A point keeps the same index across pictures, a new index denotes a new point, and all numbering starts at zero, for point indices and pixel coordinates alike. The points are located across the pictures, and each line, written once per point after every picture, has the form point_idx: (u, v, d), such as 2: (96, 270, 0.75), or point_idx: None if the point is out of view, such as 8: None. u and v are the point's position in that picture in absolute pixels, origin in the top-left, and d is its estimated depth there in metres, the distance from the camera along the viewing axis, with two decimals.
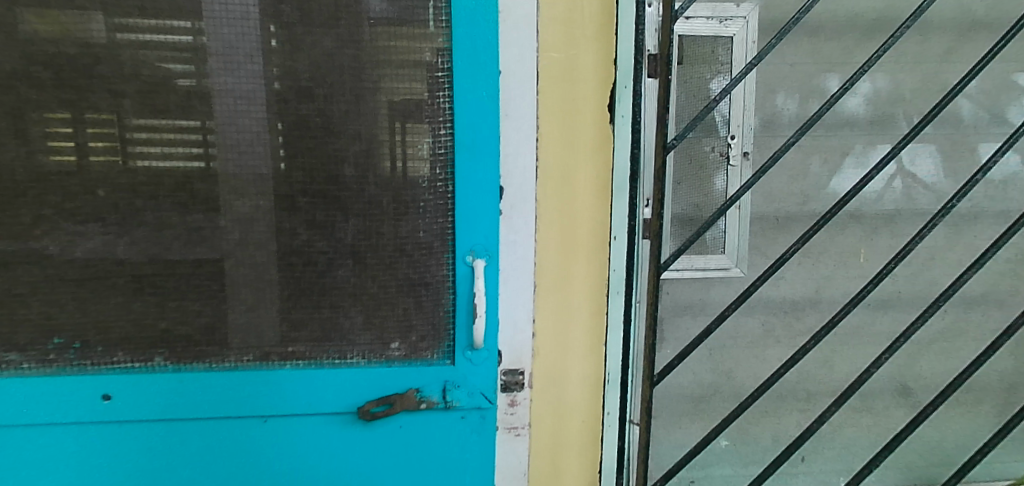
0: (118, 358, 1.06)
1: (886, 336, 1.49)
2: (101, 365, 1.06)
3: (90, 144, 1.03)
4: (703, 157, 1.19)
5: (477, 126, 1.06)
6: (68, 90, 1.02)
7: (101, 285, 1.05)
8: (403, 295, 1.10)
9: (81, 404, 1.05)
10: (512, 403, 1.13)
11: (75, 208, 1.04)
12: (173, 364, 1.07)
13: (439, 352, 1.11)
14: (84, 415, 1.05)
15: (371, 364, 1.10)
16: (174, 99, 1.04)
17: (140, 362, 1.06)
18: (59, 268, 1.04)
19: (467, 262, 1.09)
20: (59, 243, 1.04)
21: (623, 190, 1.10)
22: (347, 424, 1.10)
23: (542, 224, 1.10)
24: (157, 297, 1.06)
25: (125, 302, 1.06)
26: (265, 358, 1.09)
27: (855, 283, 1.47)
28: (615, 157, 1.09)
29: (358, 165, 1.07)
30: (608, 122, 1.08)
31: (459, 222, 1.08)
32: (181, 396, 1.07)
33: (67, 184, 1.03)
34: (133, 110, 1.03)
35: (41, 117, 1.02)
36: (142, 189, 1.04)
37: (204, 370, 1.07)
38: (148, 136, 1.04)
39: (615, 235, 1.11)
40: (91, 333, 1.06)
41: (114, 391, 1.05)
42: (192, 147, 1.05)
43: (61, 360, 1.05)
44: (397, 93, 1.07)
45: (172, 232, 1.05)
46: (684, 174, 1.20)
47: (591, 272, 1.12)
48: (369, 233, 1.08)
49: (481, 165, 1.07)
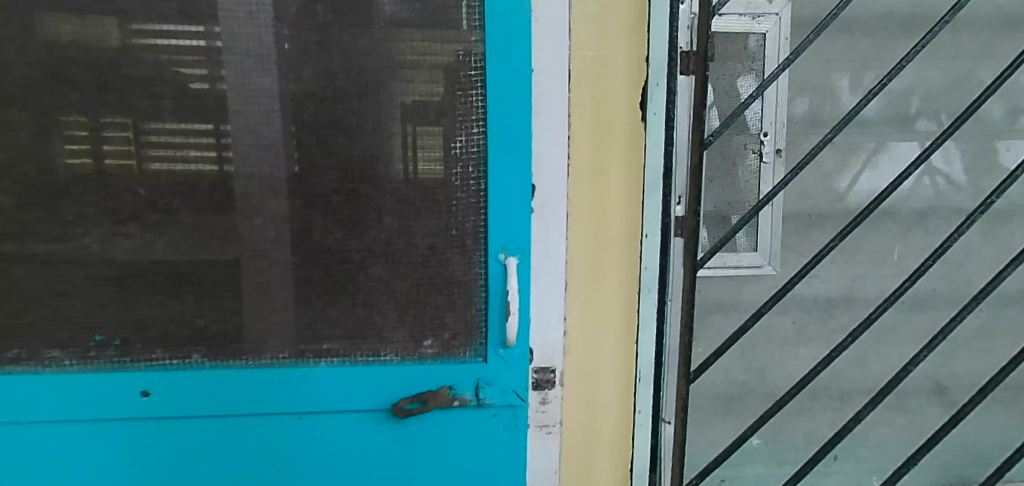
0: (157, 355, 1.08)
1: (921, 334, 1.48)
2: (139, 361, 1.08)
3: (105, 148, 1.05)
4: (737, 154, 1.19)
5: (510, 124, 1.07)
6: (107, 92, 1.04)
7: (141, 283, 1.07)
8: (437, 292, 1.10)
9: (121, 400, 1.07)
10: (544, 401, 1.13)
11: (115, 208, 1.06)
12: (210, 361, 1.09)
13: (472, 350, 1.11)
14: (124, 411, 1.07)
15: (405, 362, 1.10)
16: (212, 99, 1.05)
17: (178, 359, 1.08)
18: (100, 266, 1.06)
19: (500, 260, 1.09)
20: (101, 242, 1.06)
21: (656, 187, 1.10)
22: (381, 421, 1.10)
23: (574, 222, 1.10)
24: (194, 295, 1.08)
25: (164, 300, 1.07)
26: (300, 356, 1.10)
27: (890, 280, 1.46)
28: (648, 155, 1.09)
29: (392, 163, 1.08)
30: (640, 120, 1.09)
31: (492, 220, 1.08)
32: (218, 392, 1.08)
33: (107, 183, 1.05)
34: (169, 111, 1.05)
35: (63, 120, 1.04)
36: (180, 188, 1.06)
37: (240, 367, 1.09)
38: (165, 140, 1.05)
39: (647, 233, 1.11)
40: (131, 330, 1.07)
41: (153, 387, 1.07)
42: (232, 146, 1.06)
43: (102, 357, 1.07)
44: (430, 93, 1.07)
45: (210, 231, 1.07)
46: (716, 171, 1.19)
47: (622, 269, 1.12)
48: (403, 232, 1.09)
49: (513, 164, 1.07)
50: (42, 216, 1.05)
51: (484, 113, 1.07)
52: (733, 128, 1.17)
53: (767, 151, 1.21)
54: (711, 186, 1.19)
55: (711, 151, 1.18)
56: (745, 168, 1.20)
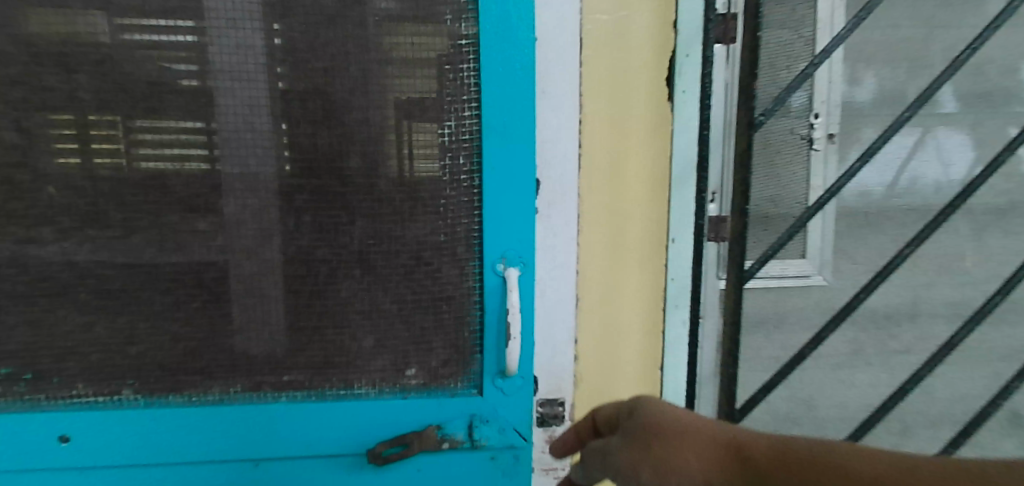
0: (79, 391, 0.89)
1: (998, 355, 1.30)
2: (59, 398, 0.89)
3: (94, 146, 0.86)
4: (786, 139, 1.02)
5: (509, 104, 0.87)
6: (11, 65, 0.84)
7: (60, 303, 0.88)
8: (421, 311, 0.91)
9: (34, 447, 0.87)
10: (550, 440, 0.95)
11: (26, 210, 0.86)
12: (144, 398, 0.90)
13: (464, 380, 0.93)
14: (38, 460, 0.88)
15: (383, 395, 0.91)
16: (142, 74, 0.85)
17: (105, 396, 0.89)
18: (8, 282, 0.87)
19: (498, 271, 0.90)
20: (8, 252, 0.86)
21: (685, 181, 0.92)
22: (355, 467, 0.91)
23: (586, 223, 0.92)
24: (130, 314, 0.89)
25: (89, 323, 0.88)
26: (257, 389, 0.91)
27: (959, 292, 1.26)
28: (676, 142, 0.92)
29: (365, 154, 0.88)
30: (666, 99, 0.91)
31: (488, 223, 0.89)
32: (153, 437, 0.89)
33: (15, 179, 0.86)
34: (174, 96, 0.86)
35: (51, 115, 0.85)
36: (105, 185, 0.87)
37: (182, 404, 0.90)
38: (163, 138, 0.87)
39: (673, 237, 0.94)
40: (48, 360, 0.88)
41: (73, 431, 0.88)
42: (168, 133, 0.86)
43: (9, 395, 0.88)
44: (427, 83, 0.88)
45: (144, 237, 0.88)
46: (761, 160, 1.02)
47: (645, 280, 0.94)
48: (380, 237, 0.90)
49: (515, 155, 0.88)
50: None
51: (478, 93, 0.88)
52: (780, 112, 1.00)
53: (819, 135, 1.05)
54: (755, 179, 1.01)
55: (758, 139, 1.01)
56: (795, 157, 1.03)
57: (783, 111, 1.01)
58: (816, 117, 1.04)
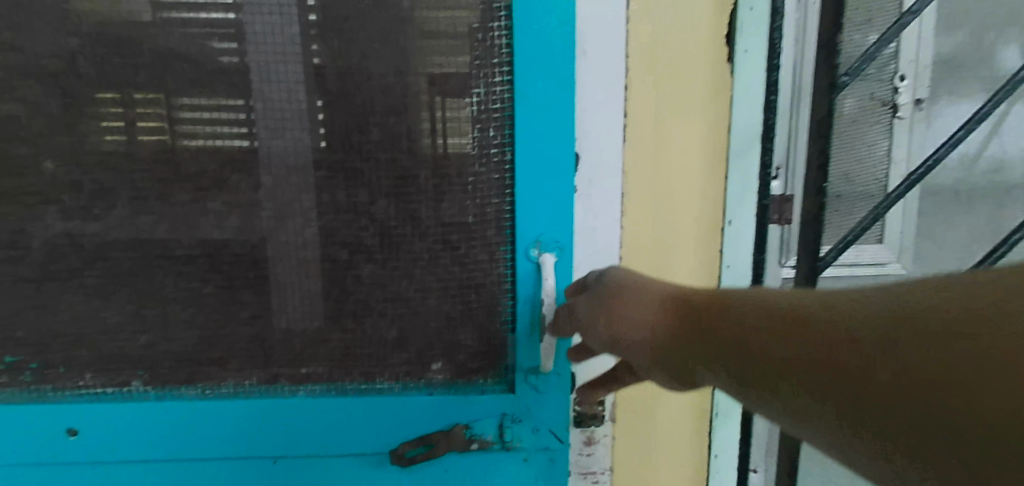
0: (87, 383, 0.84)
1: None
2: (66, 390, 0.84)
3: (140, 124, 0.80)
4: (866, 104, 0.95)
5: (544, 69, 0.77)
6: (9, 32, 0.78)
7: (65, 289, 0.82)
8: (448, 300, 0.84)
9: (41, 441, 0.83)
10: (588, 442, 0.87)
11: (29, 189, 0.80)
12: (155, 390, 0.84)
13: (495, 375, 0.86)
14: (45, 455, 0.83)
15: (408, 390, 0.85)
16: (147, 40, 0.78)
17: (114, 388, 0.84)
18: (12, 266, 0.82)
19: (532, 256, 0.81)
20: (11, 233, 0.81)
21: (744, 154, 0.83)
22: (377, 467, 0.85)
23: (630, 202, 0.83)
24: (139, 301, 0.83)
25: (95, 310, 0.83)
26: (273, 382, 0.85)
27: None
28: (735, 110, 0.82)
29: (385, 127, 0.80)
30: (726, 60, 0.81)
31: (521, 204, 0.80)
32: (163, 432, 0.83)
33: (17, 155, 0.80)
34: (214, 69, 0.79)
35: (72, 87, 0.79)
36: (110, 162, 0.80)
37: (194, 398, 0.84)
38: (210, 116, 0.80)
39: (730, 219, 0.85)
40: (55, 350, 0.83)
41: (81, 425, 0.83)
42: (196, 108, 0.80)
43: (16, 385, 0.84)
44: (461, 58, 0.79)
45: (152, 219, 0.81)
46: (841, 131, 0.94)
47: (696, 263, 0.86)
48: (404, 218, 0.82)
49: (551, 126, 0.79)
50: None
51: (510, 56, 0.78)
52: (865, 74, 0.93)
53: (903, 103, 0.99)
54: (835, 146, 0.93)
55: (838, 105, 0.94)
56: (876, 125, 0.96)
57: (865, 74, 0.93)
58: (900, 81, 0.98)
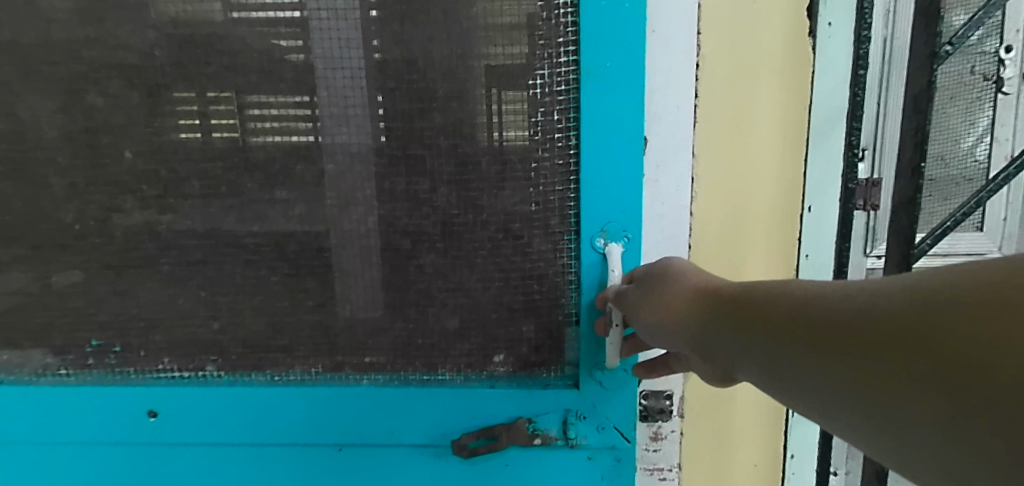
0: (164, 366, 0.87)
1: None
2: (144, 373, 0.87)
3: (213, 121, 0.81)
4: (962, 82, 0.94)
5: (612, 48, 0.74)
6: (90, 25, 0.80)
7: (142, 275, 0.85)
8: (508, 289, 0.82)
9: (121, 420, 0.85)
10: (655, 436, 0.84)
11: (109, 178, 0.83)
12: (227, 375, 0.86)
13: (560, 369, 0.84)
14: (122, 434, 0.86)
15: (472, 383, 0.84)
16: (217, 30, 0.79)
17: (189, 372, 0.86)
18: (95, 253, 0.85)
19: (598, 246, 0.78)
20: (95, 221, 0.84)
21: (826, 135, 0.79)
22: (439, 461, 0.84)
23: (700, 187, 0.79)
24: (209, 290, 0.85)
25: (170, 296, 0.85)
26: (338, 371, 0.86)
27: None
28: (817, 87, 0.78)
29: (447, 113, 0.79)
30: (808, 33, 0.76)
31: (586, 192, 0.77)
32: (234, 416, 0.85)
33: (99, 145, 0.82)
34: (282, 65, 0.80)
35: (147, 78, 0.81)
36: (183, 151, 0.82)
37: (263, 384, 0.85)
38: (280, 113, 0.81)
39: (809, 205, 0.81)
40: (134, 334, 0.86)
41: (160, 407, 0.85)
42: (264, 105, 0.80)
43: (99, 367, 0.87)
44: (520, 49, 0.77)
45: (224, 208, 0.83)
46: (945, 112, 0.94)
47: (772, 252, 0.81)
48: (465, 206, 0.81)
49: (621, 111, 0.75)
50: (27, 189, 0.84)
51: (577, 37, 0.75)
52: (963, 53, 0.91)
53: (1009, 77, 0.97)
54: (934, 132, 0.93)
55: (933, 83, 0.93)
56: (974, 103, 0.95)
57: (967, 49, 0.92)
58: (1006, 53, 0.94)
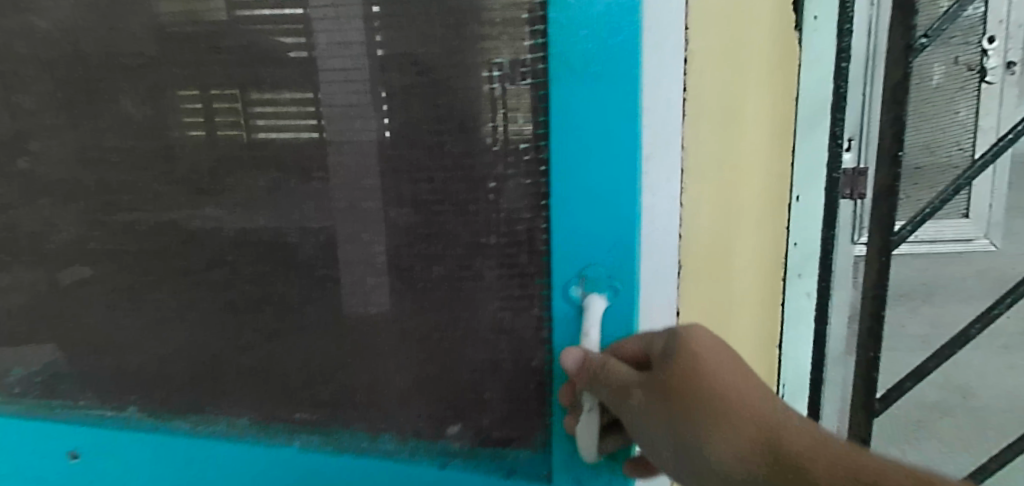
0: (85, 400, 0.99)
1: None
2: (75, 409, 0.99)
3: (218, 120, 0.86)
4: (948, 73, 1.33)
5: (584, 91, 0.70)
6: (112, 32, 0.86)
7: (164, 264, 0.92)
8: (499, 288, 0.80)
9: (51, 458, 0.98)
10: None
11: (135, 175, 0.90)
12: (151, 419, 0.96)
13: (538, 439, 0.83)
14: (55, 473, 0.99)
15: (415, 458, 0.87)
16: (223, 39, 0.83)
17: (112, 409, 0.98)
18: (125, 244, 0.93)
19: (575, 296, 0.76)
20: (124, 214, 0.92)
21: (813, 125, 0.86)
22: None
23: (692, 177, 0.77)
24: (229, 278, 0.91)
25: (190, 285, 0.92)
26: (254, 426, 0.93)
27: None
28: (802, 80, 0.86)
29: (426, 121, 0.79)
30: (795, 28, 0.84)
31: (557, 239, 0.75)
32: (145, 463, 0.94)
33: (123, 143, 0.89)
34: (274, 62, 0.82)
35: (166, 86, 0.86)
36: (196, 151, 0.87)
37: (181, 432, 0.94)
38: (282, 113, 0.83)
39: (797, 194, 0.89)
40: (157, 320, 0.94)
41: (80, 450, 0.97)
42: (266, 106, 0.84)
43: (133, 350, 0.96)
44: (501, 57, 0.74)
45: (231, 203, 0.88)
46: (931, 95, 1.34)
47: (764, 239, 0.88)
48: (436, 228, 0.81)
49: (596, 162, 0.72)
50: (72, 184, 0.93)
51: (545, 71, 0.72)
52: (946, 46, 1.31)
53: (990, 67, 1.34)
54: (926, 117, 1.35)
55: (921, 77, 1.33)
56: (957, 92, 1.34)
57: (949, 46, 1.32)
58: (985, 46, 1.33)
